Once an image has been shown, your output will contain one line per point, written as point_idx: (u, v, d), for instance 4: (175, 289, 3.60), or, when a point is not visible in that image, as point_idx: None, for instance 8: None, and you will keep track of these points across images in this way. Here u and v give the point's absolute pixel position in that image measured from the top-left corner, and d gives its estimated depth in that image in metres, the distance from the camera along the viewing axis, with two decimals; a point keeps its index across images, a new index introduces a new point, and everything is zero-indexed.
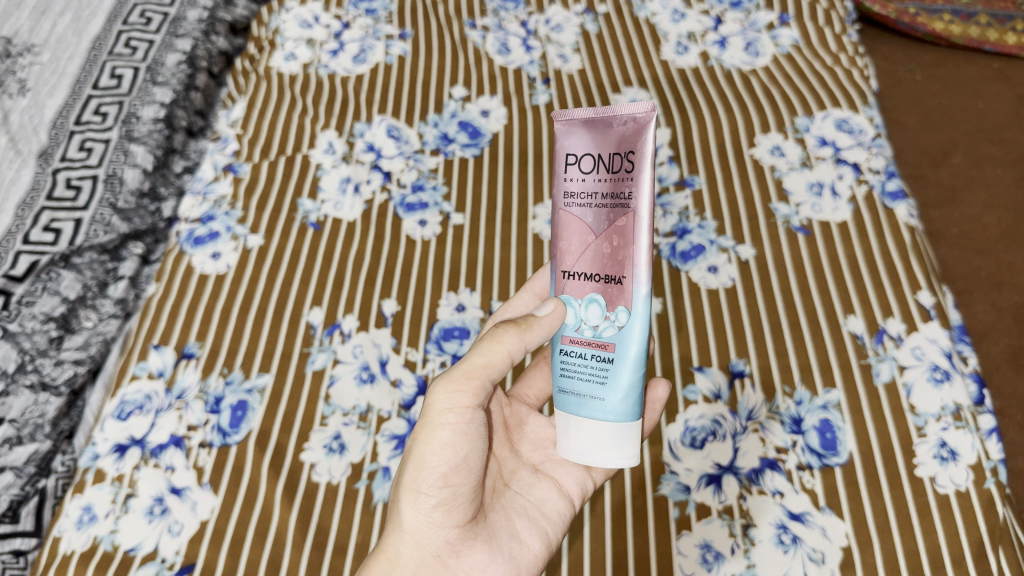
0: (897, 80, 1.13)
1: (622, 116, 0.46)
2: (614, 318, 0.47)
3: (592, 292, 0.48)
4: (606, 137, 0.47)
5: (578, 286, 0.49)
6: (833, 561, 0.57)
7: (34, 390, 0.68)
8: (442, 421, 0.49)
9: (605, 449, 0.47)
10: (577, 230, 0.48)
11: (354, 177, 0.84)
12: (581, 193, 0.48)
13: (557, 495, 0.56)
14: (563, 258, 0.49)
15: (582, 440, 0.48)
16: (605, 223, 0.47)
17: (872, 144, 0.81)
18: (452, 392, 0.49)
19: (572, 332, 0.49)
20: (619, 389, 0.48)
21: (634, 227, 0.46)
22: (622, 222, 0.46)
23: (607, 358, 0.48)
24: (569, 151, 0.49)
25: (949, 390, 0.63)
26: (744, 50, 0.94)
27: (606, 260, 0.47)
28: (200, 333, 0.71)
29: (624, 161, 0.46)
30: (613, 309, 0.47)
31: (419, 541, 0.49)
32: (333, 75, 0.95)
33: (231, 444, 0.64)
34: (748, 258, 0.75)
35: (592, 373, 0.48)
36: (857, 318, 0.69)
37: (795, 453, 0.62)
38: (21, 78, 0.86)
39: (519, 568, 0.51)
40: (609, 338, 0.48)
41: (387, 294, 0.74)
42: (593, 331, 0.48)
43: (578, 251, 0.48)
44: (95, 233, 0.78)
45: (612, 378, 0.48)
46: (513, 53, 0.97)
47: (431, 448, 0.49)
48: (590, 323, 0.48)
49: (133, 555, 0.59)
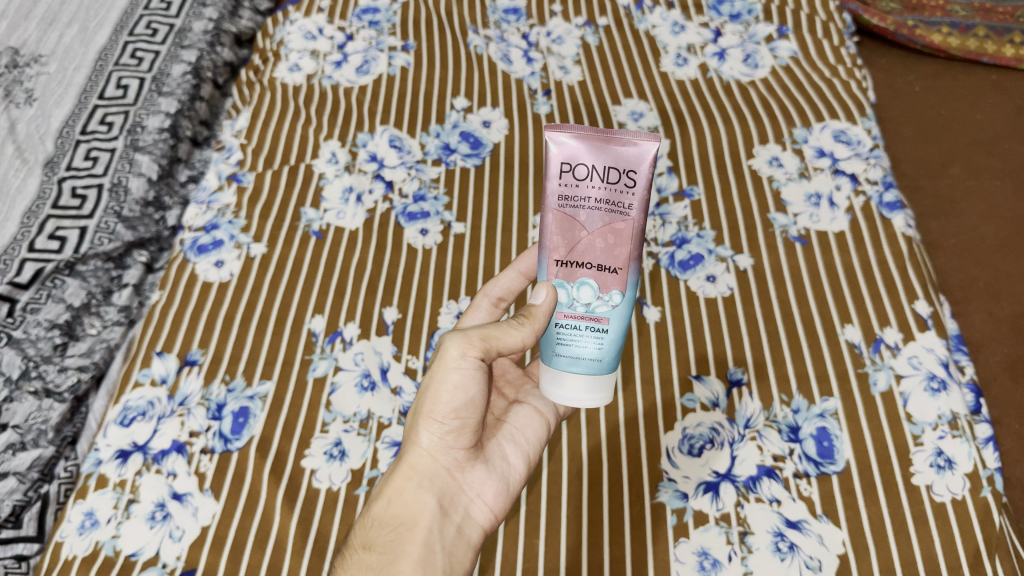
0: (894, 92, 1.14)
1: (623, 137, 0.48)
2: (608, 298, 0.50)
3: (585, 277, 0.50)
4: (606, 154, 0.48)
5: (566, 271, 0.50)
6: (829, 569, 0.57)
7: (38, 396, 0.69)
8: (456, 364, 0.49)
9: (591, 396, 0.52)
10: (569, 228, 0.49)
11: (357, 187, 0.85)
12: (576, 196, 0.49)
13: (537, 418, 0.59)
14: (551, 248, 0.50)
15: (567, 392, 0.52)
16: (601, 224, 0.49)
17: (869, 155, 0.82)
18: (469, 341, 0.48)
19: (557, 304, 0.51)
20: (606, 351, 0.51)
21: (631, 229, 0.49)
22: (619, 224, 0.49)
23: (598, 328, 0.51)
24: (563, 159, 0.49)
25: (945, 399, 0.64)
26: (743, 62, 0.95)
27: (598, 253, 0.49)
28: (203, 341, 0.72)
29: (624, 176, 0.48)
30: (607, 293, 0.50)
31: (434, 457, 0.50)
32: (337, 86, 0.96)
33: (232, 450, 0.65)
34: (746, 267, 0.75)
35: (580, 339, 0.51)
36: (854, 328, 0.69)
37: (792, 461, 0.62)
38: (28, 87, 0.88)
39: (510, 485, 0.54)
40: (604, 313, 0.50)
41: (388, 303, 0.75)
42: (586, 307, 0.50)
43: (567, 246, 0.50)
44: (100, 242, 0.79)
45: (606, 344, 0.51)
46: (515, 64, 0.98)
47: (444, 388, 0.49)
48: (583, 301, 0.50)
49: (134, 559, 0.60)
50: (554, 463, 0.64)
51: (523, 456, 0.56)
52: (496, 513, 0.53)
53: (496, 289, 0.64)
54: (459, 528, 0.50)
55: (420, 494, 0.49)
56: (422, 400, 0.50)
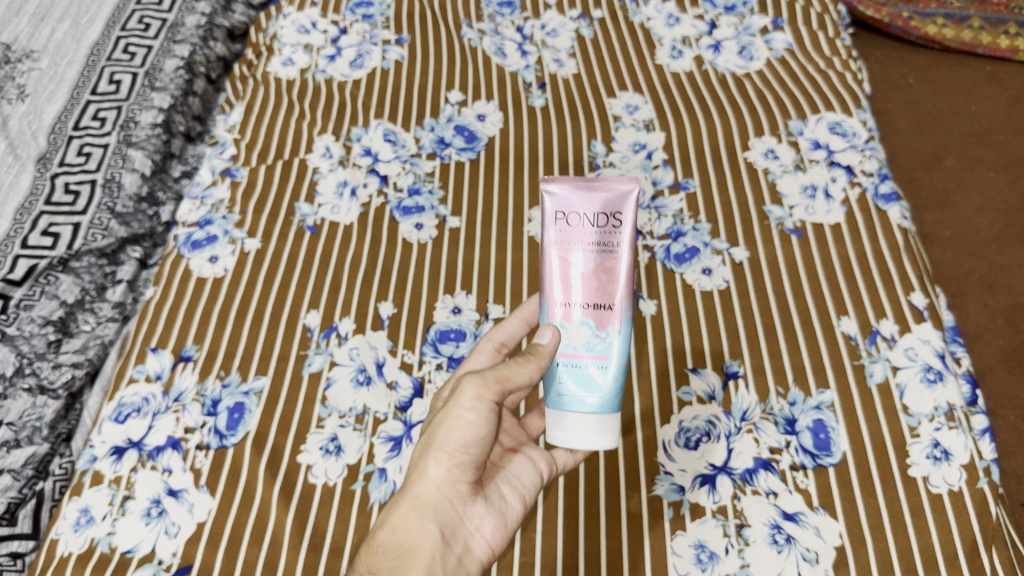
0: (889, 84, 1.13)
1: (606, 185, 0.50)
2: (605, 336, 0.51)
3: (582, 317, 0.51)
4: (592, 202, 0.50)
5: (566, 312, 0.51)
6: (827, 561, 0.57)
7: (32, 393, 0.69)
8: (469, 405, 0.49)
9: (599, 436, 0.51)
10: (564, 271, 0.51)
11: (351, 181, 0.84)
12: (568, 239, 0.51)
13: (530, 465, 0.57)
14: (550, 292, 0.52)
15: (575, 434, 0.52)
16: (593, 265, 0.50)
17: (865, 147, 0.82)
18: (484, 383, 0.49)
19: (561, 341, 0.51)
20: (605, 388, 0.51)
21: (621, 269, 0.50)
22: (609, 264, 0.50)
23: (597, 366, 0.51)
24: (555, 210, 0.51)
25: (941, 390, 0.64)
26: (739, 54, 0.95)
27: (593, 292, 0.51)
28: (197, 337, 0.72)
29: (611, 220, 0.50)
30: (603, 330, 0.51)
31: (441, 489, 0.49)
32: (331, 81, 0.95)
33: (227, 446, 0.65)
34: (742, 260, 0.75)
35: (580, 380, 0.51)
36: (851, 320, 0.69)
37: (789, 453, 0.62)
38: (20, 84, 0.88)
39: (507, 523, 0.53)
40: (601, 352, 0.51)
41: (383, 297, 0.75)
42: (585, 347, 0.51)
43: (564, 289, 0.51)
44: (93, 238, 0.79)
45: (606, 382, 0.51)
46: (509, 57, 0.98)
47: (455, 426, 0.48)
48: (582, 342, 0.51)
49: (130, 556, 0.59)
50: None
51: (519, 500, 0.55)
52: (493, 550, 0.52)
53: (499, 334, 0.62)
54: (459, 559, 0.49)
55: (424, 523, 0.48)
56: (429, 436, 0.50)
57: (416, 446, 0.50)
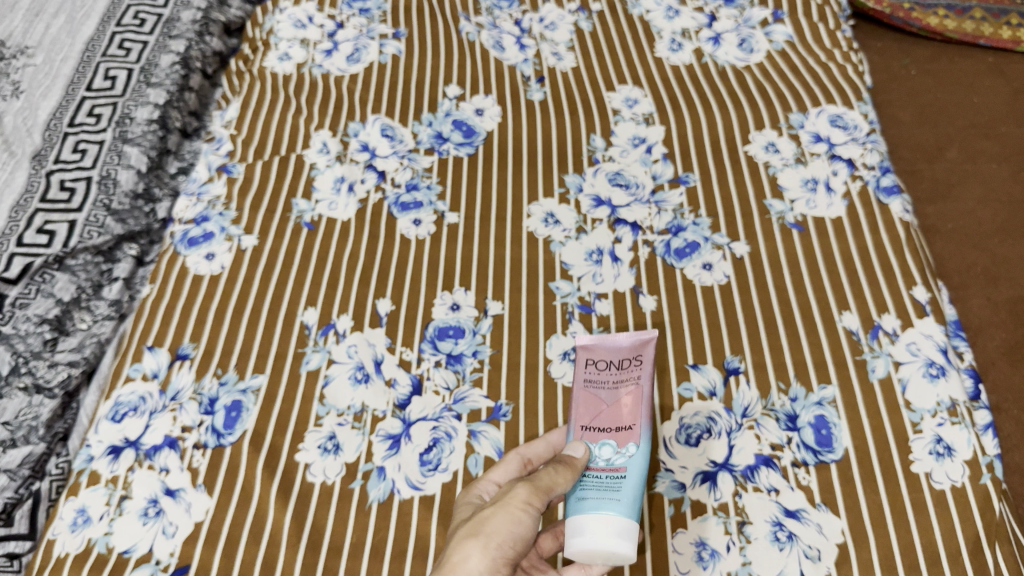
0: (891, 76, 1.13)
1: (629, 339, 0.59)
2: (625, 450, 0.52)
3: (604, 438, 0.53)
4: (617, 351, 0.59)
5: (592, 435, 0.54)
6: (828, 558, 0.57)
7: (29, 392, 0.69)
8: (519, 507, 0.47)
9: (617, 539, 0.47)
10: (592, 403, 0.56)
11: (349, 177, 0.84)
12: (597, 377, 0.58)
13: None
14: (577, 419, 0.56)
15: (590, 534, 0.48)
16: (615, 392, 0.56)
17: (867, 140, 0.82)
18: (535, 491, 0.48)
19: (588, 463, 0.52)
20: (626, 492, 0.49)
21: (639, 394, 0.55)
22: (629, 392, 0.55)
23: (617, 476, 0.50)
24: (587, 359, 0.59)
25: (943, 385, 0.64)
26: (739, 46, 0.94)
27: (615, 417, 0.54)
28: (194, 334, 0.71)
29: (632, 361, 0.57)
30: (624, 446, 0.52)
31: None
32: (327, 75, 0.95)
33: (225, 445, 0.64)
34: (742, 255, 0.74)
35: (604, 486, 0.50)
36: (852, 315, 0.69)
37: (790, 450, 0.62)
38: (15, 80, 0.89)
39: None
40: (621, 463, 0.51)
41: (381, 294, 0.74)
42: (606, 462, 0.52)
43: (590, 416, 0.55)
44: (89, 235, 0.78)
45: (625, 488, 0.49)
46: (507, 51, 0.97)
47: (502, 519, 0.46)
48: (604, 456, 0.52)
49: (127, 557, 0.59)
50: None
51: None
52: None
53: (528, 449, 0.56)
54: None
55: None
56: (467, 530, 0.46)
57: (456, 534, 0.46)
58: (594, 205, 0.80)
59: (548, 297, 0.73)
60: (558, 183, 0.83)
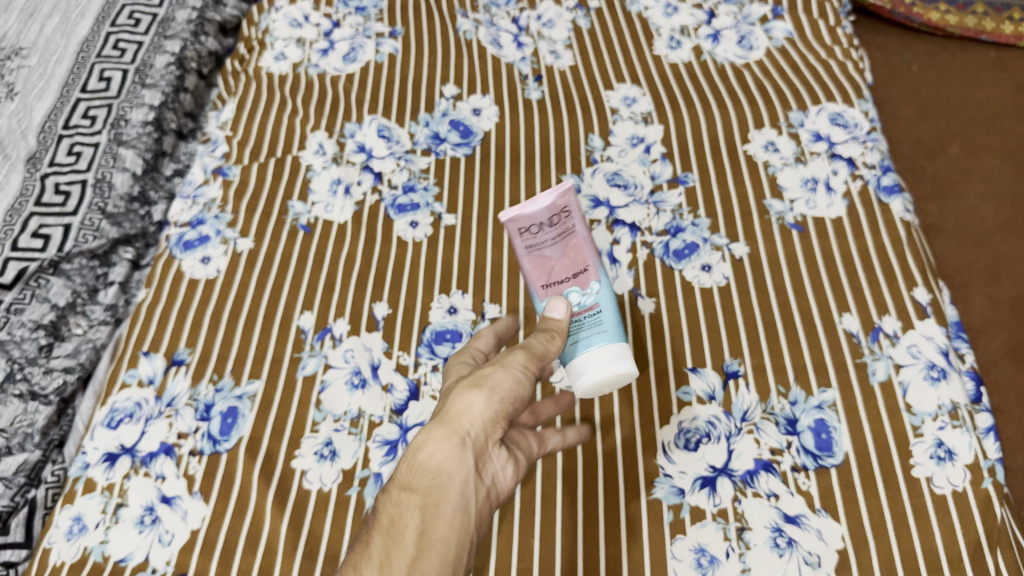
0: (892, 71, 1.12)
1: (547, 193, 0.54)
2: (590, 289, 0.56)
3: (568, 288, 0.56)
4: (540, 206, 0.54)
5: (559, 289, 0.56)
6: (828, 565, 0.56)
7: (23, 399, 0.68)
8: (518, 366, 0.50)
9: (618, 361, 0.55)
10: (543, 264, 0.56)
11: (345, 178, 0.83)
12: (535, 241, 0.55)
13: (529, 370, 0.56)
14: (534, 279, 0.57)
15: (595, 367, 0.55)
16: (562, 248, 0.55)
17: (867, 138, 0.81)
18: (530, 356, 0.51)
19: (570, 315, 0.55)
20: (608, 324, 0.56)
21: (583, 244, 0.56)
22: (573, 243, 0.55)
23: (595, 315, 0.56)
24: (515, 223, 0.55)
25: (945, 388, 0.63)
26: (738, 43, 0.93)
27: (572, 271, 0.56)
28: (190, 339, 0.71)
29: (563, 211, 0.54)
30: (588, 287, 0.56)
31: (477, 428, 0.47)
32: (323, 75, 0.94)
33: (220, 452, 0.64)
34: (742, 256, 0.74)
35: (580, 329, 0.56)
36: (853, 317, 0.68)
37: (790, 455, 0.61)
38: (9, 82, 0.88)
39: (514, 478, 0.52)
40: (592, 303, 0.56)
41: (377, 297, 0.74)
42: (579, 305, 0.56)
43: (551, 273, 0.56)
44: (84, 239, 0.78)
45: (604, 321, 0.56)
46: (505, 49, 0.97)
47: (505, 376, 0.49)
48: (578, 306, 0.56)
49: (123, 565, 0.59)
50: (548, 461, 0.63)
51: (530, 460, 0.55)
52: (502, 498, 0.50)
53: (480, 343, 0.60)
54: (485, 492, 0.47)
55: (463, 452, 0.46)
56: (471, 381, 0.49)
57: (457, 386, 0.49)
58: (592, 205, 0.80)
59: None
60: (556, 184, 0.82)
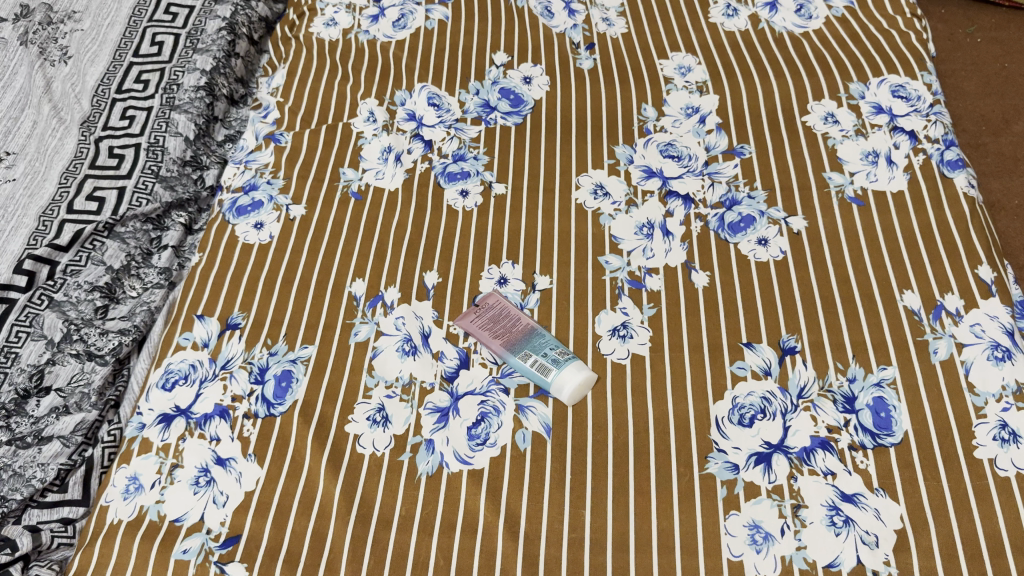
0: (955, 44, 1.11)
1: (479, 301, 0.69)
2: (537, 346, 0.65)
3: (528, 349, 0.65)
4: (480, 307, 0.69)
5: (523, 343, 0.66)
6: (887, 545, 0.55)
7: (80, 358, 0.69)
8: None
9: (577, 371, 0.63)
10: (506, 343, 0.66)
11: (395, 147, 0.83)
12: (480, 330, 0.67)
13: None
14: (501, 346, 0.66)
15: (564, 380, 0.63)
16: (505, 328, 0.67)
17: (930, 112, 0.79)
18: None
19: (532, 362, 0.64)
20: (557, 353, 0.64)
21: (511, 320, 0.67)
22: (508, 320, 0.67)
23: (546, 355, 0.64)
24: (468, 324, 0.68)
25: (1009, 368, 0.62)
26: (796, 13, 0.91)
27: (522, 338, 0.66)
28: (244, 304, 0.71)
29: (490, 303, 0.69)
30: (535, 347, 0.65)
31: None
32: (374, 42, 0.93)
33: (276, 415, 0.64)
34: (799, 230, 0.72)
35: (544, 363, 0.64)
36: (913, 294, 0.67)
37: (848, 433, 0.60)
38: (63, 45, 0.88)
39: None
40: (542, 351, 0.65)
41: (428, 266, 0.73)
42: (537, 356, 0.64)
43: (516, 344, 0.66)
44: (138, 203, 0.78)
45: (553, 356, 0.64)
46: (556, 16, 0.95)
47: None
48: (535, 355, 0.64)
49: (179, 525, 0.59)
50: (599, 432, 0.62)
51: None
52: None
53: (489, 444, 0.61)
54: None
55: None
56: None
57: None
58: (645, 176, 0.79)
59: (598, 271, 0.72)
60: (608, 154, 0.81)
